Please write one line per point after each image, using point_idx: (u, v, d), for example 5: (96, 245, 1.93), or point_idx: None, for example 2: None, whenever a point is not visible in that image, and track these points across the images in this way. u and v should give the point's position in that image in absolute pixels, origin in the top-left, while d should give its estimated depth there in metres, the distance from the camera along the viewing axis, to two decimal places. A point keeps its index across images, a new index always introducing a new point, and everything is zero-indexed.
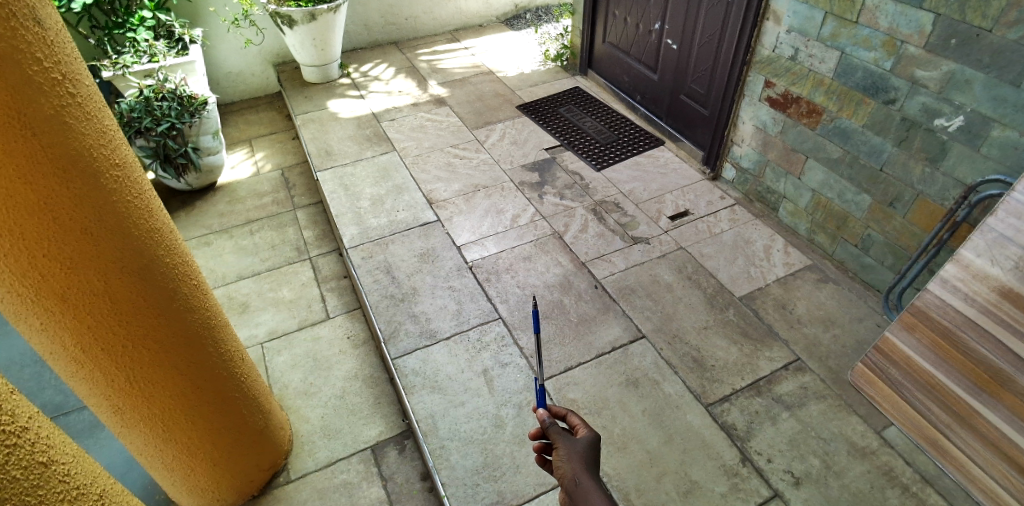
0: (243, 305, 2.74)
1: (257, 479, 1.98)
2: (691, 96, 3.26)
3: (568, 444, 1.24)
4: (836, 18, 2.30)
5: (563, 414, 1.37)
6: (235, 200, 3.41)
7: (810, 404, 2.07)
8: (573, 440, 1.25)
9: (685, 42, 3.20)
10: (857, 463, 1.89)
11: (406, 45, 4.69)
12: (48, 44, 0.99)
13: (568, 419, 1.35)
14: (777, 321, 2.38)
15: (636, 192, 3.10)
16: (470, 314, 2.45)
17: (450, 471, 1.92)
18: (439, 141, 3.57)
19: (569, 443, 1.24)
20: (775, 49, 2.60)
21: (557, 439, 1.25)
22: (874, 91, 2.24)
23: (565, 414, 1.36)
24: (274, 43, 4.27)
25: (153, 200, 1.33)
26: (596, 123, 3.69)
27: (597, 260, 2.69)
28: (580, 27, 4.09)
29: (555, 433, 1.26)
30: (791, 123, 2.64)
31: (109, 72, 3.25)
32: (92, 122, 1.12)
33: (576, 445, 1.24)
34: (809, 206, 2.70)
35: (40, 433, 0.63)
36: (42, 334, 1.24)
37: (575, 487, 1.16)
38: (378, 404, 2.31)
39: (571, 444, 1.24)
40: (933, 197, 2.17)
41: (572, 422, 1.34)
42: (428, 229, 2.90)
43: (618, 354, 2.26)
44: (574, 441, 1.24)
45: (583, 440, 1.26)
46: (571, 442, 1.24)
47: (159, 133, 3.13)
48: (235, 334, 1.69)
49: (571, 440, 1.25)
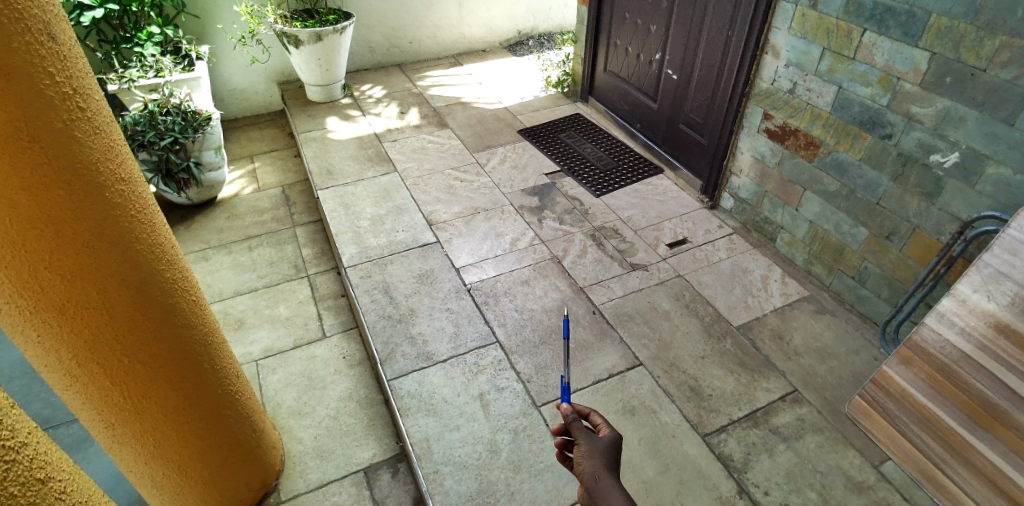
0: (238, 321, 2.72)
1: (246, 498, 1.93)
2: (690, 126, 3.31)
3: (590, 441, 1.24)
4: (833, 53, 2.35)
5: (585, 413, 1.35)
6: (234, 216, 3.42)
7: (807, 436, 2.07)
8: (595, 438, 1.26)
9: (684, 72, 3.26)
10: (854, 497, 1.88)
11: (410, 68, 4.77)
12: (62, 58, 1.01)
13: (590, 419, 1.34)
14: (774, 352, 2.38)
15: (635, 218, 3.12)
16: (467, 338, 2.44)
17: (442, 496, 1.89)
18: (441, 163, 3.60)
19: (591, 441, 1.24)
20: (773, 82, 2.66)
21: (580, 436, 1.25)
22: (870, 125, 2.29)
23: (588, 412, 1.35)
24: (279, 62, 4.33)
25: (157, 216, 1.33)
26: (595, 149, 3.73)
27: (594, 286, 2.70)
28: (581, 55, 4.17)
29: (578, 430, 1.26)
30: (788, 154, 2.68)
31: (114, 85, 3.27)
32: (100, 137, 1.12)
33: (598, 443, 1.24)
34: (806, 237, 2.72)
35: (38, 450, 0.62)
36: (36, 347, 1.22)
37: (594, 484, 1.17)
38: (372, 426, 2.29)
39: (594, 443, 1.24)
40: (929, 231, 2.20)
41: (594, 422, 1.33)
42: (427, 250, 2.91)
43: (615, 381, 2.26)
44: (596, 439, 1.25)
45: (605, 439, 1.26)
46: (593, 440, 1.25)
47: (162, 148, 3.15)
48: (231, 352, 1.67)
49: (593, 438, 1.25)
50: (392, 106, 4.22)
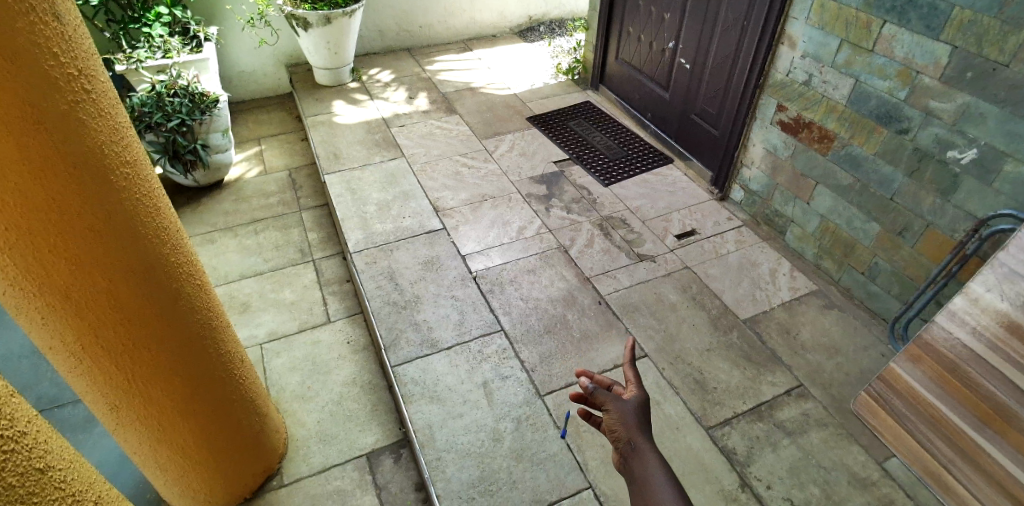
0: (244, 304, 2.73)
1: (249, 481, 1.95)
2: (702, 117, 3.26)
3: (618, 407, 1.34)
4: (851, 46, 2.30)
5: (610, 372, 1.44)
6: (241, 199, 3.41)
7: (811, 431, 2.06)
8: (622, 402, 1.35)
9: (697, 63, 3.21)
10: (857, 494, 1.87)
11: (419, 53, 4.73)
12: (67, 39, 0.99)
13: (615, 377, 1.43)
14: (780, 346, 2.36)
15: (643, 209, 3.10)
16: (471, 326, 2.44)
17: (444, 483, 1.90)
18: (448, 149, 3.58)
19: (619, 407, 1.34)
20: (788, 73, 2.61)
21: (607, 402, 1.35)
22: (887, 119, 2.24)
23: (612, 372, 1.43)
24: (288, 45, 4.30)
25: (163, 200, 1.32)
26: (605, 139, 3.69)
27: (601, 276, 2.68)
28: (592, 42, 4.11)
29: (604, 398, 1.36)
30: (801, 148, 2.64)
31: (122, 66, 3.26)
32: (106, 120, 1.11)
33: (626, 407, 1.34)
34: (816, 231, 2.69)
35: (38, 438, 0.62)
36: (41, 329, 1.22)
37: (631, 451, 1.29)
38: (375, 411, 2.29)
39: (621, 408, 1.34)
40: (943, 228, 2.16)
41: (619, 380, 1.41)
42: (433, 237, 2.90)
43: (619, 372, 2.25)
44: (623, 404, 1.34)
45: (632, 400, 1.35)
46: (621, 405, 1.34)
47: (168, 130, 3.13)
48: (236, 336, 1.67)
49: (620, 403, 1.34)
50: (401, 91, 4.19)
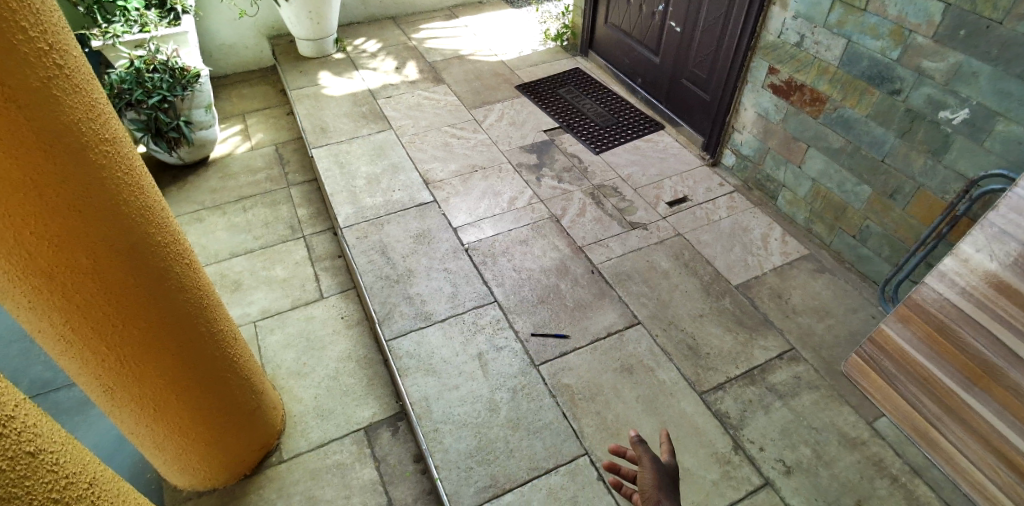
0: (235, 283, 2.71)
1: (249, 457, 1.97)
2: (693, 81, 3.21)
3: (655, 464, 1.32)
4: (844, 5, 2.25)
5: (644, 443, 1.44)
6: (227, 176, 3.36)
7: (802, 394, 2.09)
8: (659, 461, 1.34)
9: (688, 25, 3.15)
10: (847, 453, 1.92)
11: (404, 21, 4.60)
12: (34, 12, 0.94)
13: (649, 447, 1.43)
14: (772, 311, 2.38)
15: (634, 176, 3.07)
16: (465, 298, 2.43)
17: (442, 454, 1.92)
18: (437, 120, 3.51)
19: (656, 464, 1.32)
20: (780, 35, 2.56)
21: (643, 456, 1.33)
22: (879, 80, 2.21)
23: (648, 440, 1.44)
24: (268, 15, 4.17)
25: (144, 178, 1.29)
26: (595, 106, 3.64)
27: (593, 245, 2.67)
28: (581, 7, 4.02)
29: (644, 454, 1.34)
30: (793, 111, 2.61)
31: (99, 42, 3.15)
32: (81, 95, 1.07)
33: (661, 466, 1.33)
34: (808, 195, 2.68)
35: (26, 422, 0.61)
36: (29, 312, 1.21)
37: None
38: (371, 385, 2.30)
39: (658, 465, 1.32)
40: (933, 190, 2.16)
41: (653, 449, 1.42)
42: (424, 210, 2.87)
43: (613, 340, 2.26)
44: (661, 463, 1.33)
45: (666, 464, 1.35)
46: (657, 463, 1.33)
47: (149, 107, 3.06)
48: (227, 314, 1.66)
49: (657, 461, 1.33)
50: (387, 61, 4.09)
